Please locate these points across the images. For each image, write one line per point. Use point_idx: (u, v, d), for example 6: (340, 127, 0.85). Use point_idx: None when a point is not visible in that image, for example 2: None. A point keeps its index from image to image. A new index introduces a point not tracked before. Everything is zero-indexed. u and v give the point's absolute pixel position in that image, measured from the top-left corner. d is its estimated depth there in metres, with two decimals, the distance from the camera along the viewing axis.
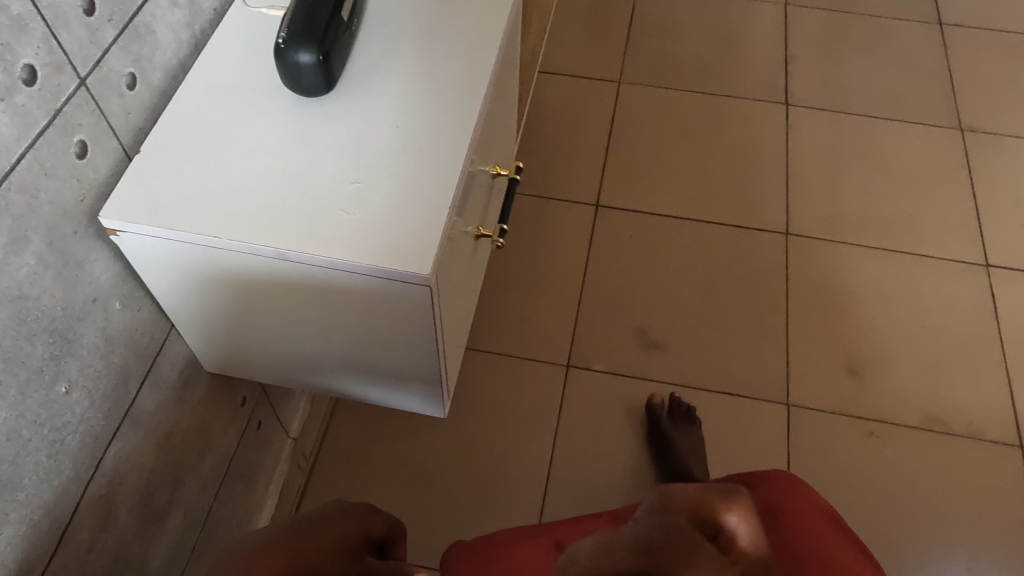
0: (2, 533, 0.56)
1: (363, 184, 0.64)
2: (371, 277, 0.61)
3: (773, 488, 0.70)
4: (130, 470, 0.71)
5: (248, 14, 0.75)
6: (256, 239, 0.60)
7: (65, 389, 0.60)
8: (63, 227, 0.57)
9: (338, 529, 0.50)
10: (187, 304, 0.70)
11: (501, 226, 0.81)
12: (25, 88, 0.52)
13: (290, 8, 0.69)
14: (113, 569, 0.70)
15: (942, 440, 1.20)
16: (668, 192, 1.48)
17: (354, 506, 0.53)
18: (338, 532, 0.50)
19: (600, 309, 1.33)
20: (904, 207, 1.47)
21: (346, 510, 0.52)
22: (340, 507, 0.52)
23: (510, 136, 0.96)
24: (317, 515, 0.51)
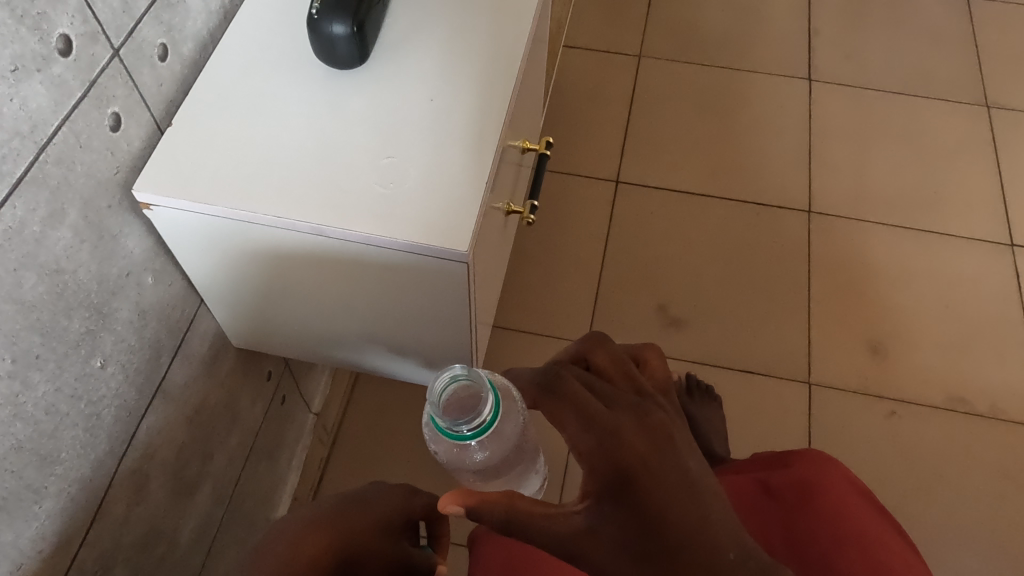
0: (42, 506, 0.56)
1: (398, 158, 0.63)
2: (408, 253, 0.60)
3: (806, 464, 0.70)
4: (162, 444, 0.71)
5: None
6: (291, 214, 0.59)
7: (100, 363, 0.60)
8: (98, 201, 0.57)
9: (381, 508, 0.50)
10: (219, 279, 0.70)
11: (532, 202, 0.80)
12: (61, 58, 0.51)
13: None
14: (146, 542, 0.71)
15: (965, 421, 1.20)
16: (689, 168, 1.47)
17: (397, 483, 0.52)
18: (381, 511, 0.49)
19: (621, 287, 1.32)
20: (928, 184, 1.45)
21: (389, 486, 0.52)
22: (381, 484, 0.51)
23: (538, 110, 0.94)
24: (360, 493, 0.51)
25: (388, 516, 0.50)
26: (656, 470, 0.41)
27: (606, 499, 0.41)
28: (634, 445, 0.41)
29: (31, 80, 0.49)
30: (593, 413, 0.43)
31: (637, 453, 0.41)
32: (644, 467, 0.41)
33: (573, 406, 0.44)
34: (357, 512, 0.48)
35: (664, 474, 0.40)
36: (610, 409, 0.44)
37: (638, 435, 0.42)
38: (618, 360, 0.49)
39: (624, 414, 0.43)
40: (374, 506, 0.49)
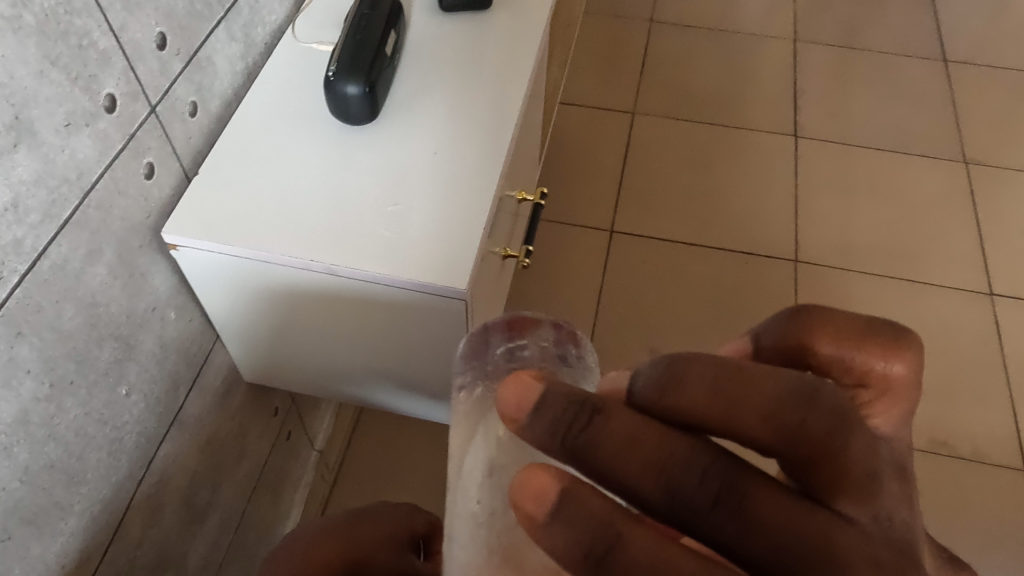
0: (67, 523, 0.60)
1: (404, 206, 0.69)
2: (412, 291, 0.66)
3: None
4: (175, 472, 0.75)
5: (298, 48, 0.81)
6: (306, 255, 0.65)
7: (125, 391, 0.65)
8: (131, 241, 0.63)
9: (386, 525, 0.53)
10: (235, 316, 0.75)
11: (527, 247, 0.86)
12: (106, 114, 0.57)
13: (338, 45, 0.75)
14: (157, 565, 0.74)
15: (948, 463, 1.23)
16: (681, 219, 1.53)
17: (405, 504, 0.57)
18: (386, 528, 0.53)
19: (615, 331, 1.37)
20: (911, 236, 1.51)
21: (398, 506, 0.57)
22: (390, 502, 0.56)
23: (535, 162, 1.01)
24: (372, 509, 0.56)
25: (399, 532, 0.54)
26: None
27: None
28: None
29: (80, 134, 0.55)
30: None
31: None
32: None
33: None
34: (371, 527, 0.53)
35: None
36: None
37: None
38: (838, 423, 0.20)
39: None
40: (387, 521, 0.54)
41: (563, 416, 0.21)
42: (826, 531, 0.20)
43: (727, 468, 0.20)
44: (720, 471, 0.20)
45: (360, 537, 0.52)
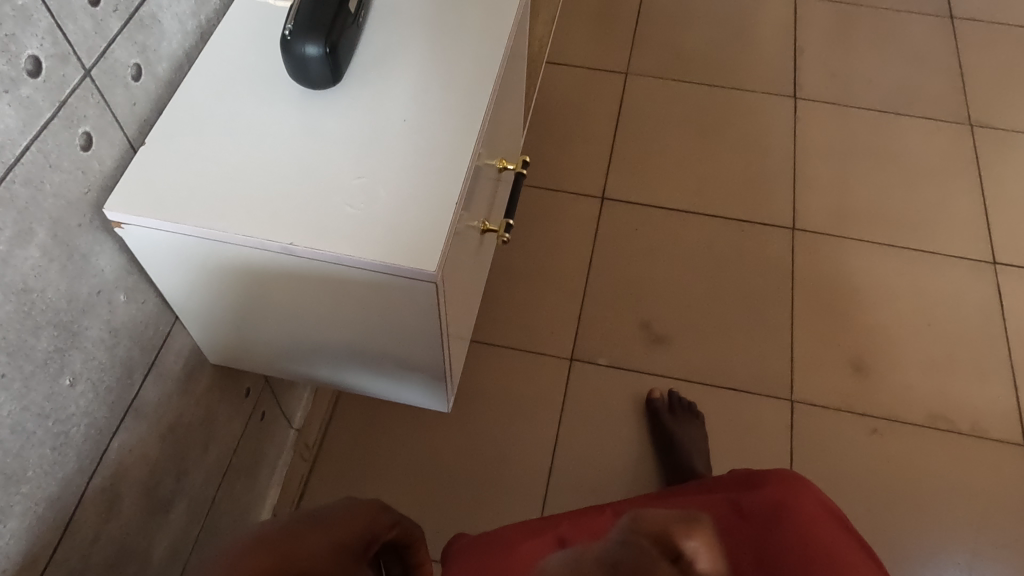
0: (7, 525, 0.56)
1: (368, 179, 0.63)
2: (378, 272, 0.61)
3: (779, 487, 0.74)
4: (134, 462, 0.71)
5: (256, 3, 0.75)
6: (261, 233, 0.60)
7: (69, 380, 0.60)
8: (68, 220, 0.57)
9: (340, 530, 0.50)
10: (193, 297, 0.70)
11: (507, 221, 0.80)
12: (30, 79, 0.52)
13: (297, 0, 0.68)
14: (117, 560, 0.71)
15: (945, 438, 1.20)
16: (674, 185, 1.48)
17: (366, 501, 0.54)
18: (340, 532, 0.50)
19: (604, 303, 1.33)
20: (911, 203, 1.46)
21: (357, 504, 0.54)
22: (352, 503, 0.53)
23: (518, 128, 0.95)
24: (329, 508, 0.52)
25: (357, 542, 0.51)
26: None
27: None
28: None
29: None
30: None
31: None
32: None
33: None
34: (330, 534, 0.49)
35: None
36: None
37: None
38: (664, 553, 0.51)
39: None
40: (346, 528, 0.51)
41: None
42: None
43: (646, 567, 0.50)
44: None
45: (320, 548, 0.48)
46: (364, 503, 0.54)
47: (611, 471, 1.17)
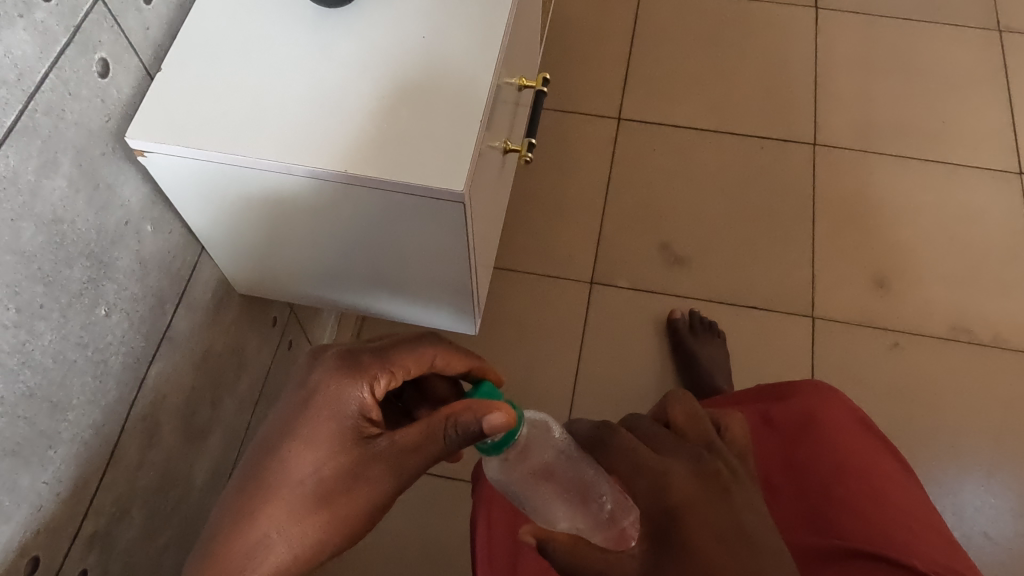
0: (58, 452, 0.57)
1: (389, 98, 0.62)
2: (405, 194, 0.60)
3: (809, 398, 0.76)
4: (171, 390, 0.73)
5: None
6: (284, 157, 0.59)
7: (105, 311, 0.61)
8: (91, 149, 0.57)
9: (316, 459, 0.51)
10: (218, 226, 0.70)
11: (530, 140, 0.79)
12: (43, 3, 0.50)
13: None
14: (162, 485, 0.73)
15: (967, 349, 1.20)
16: (693, 103, 1.44)
17: (320, 391, 0.52)
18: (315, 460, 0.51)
19: (623, 226, 1.32)
20: (936, 114, 1.42)
21: (313, 397, 0.52)
22: (311, 410, 0.51)
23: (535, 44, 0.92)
24: (289, 427, 0.51)
25: (354, 452, 0.51)
26: (701, 510, 0.44)
27: (661, 560, 0.43)
28: (706, 554, 0.42)
29: (14, 28, 0.48)
30: (727, 489, 0.45)
31: (686, 495, 0.44)
32: (691, 514, 0.44)
33: (631, 463, 0.46)
34: (311, 470, 0.50)
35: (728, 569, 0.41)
36: (659, 456, 0.47)
37: (689, 484, 0.45)
38: (695, 413, 0.50)
39: (676, 459, 0.46)
40: (325, 457, 0.50)
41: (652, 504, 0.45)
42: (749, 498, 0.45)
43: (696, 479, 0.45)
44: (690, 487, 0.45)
45: (312, 497, 0.50)
46: (326, 383, 0.52)
47: (633, 390, 1.19)
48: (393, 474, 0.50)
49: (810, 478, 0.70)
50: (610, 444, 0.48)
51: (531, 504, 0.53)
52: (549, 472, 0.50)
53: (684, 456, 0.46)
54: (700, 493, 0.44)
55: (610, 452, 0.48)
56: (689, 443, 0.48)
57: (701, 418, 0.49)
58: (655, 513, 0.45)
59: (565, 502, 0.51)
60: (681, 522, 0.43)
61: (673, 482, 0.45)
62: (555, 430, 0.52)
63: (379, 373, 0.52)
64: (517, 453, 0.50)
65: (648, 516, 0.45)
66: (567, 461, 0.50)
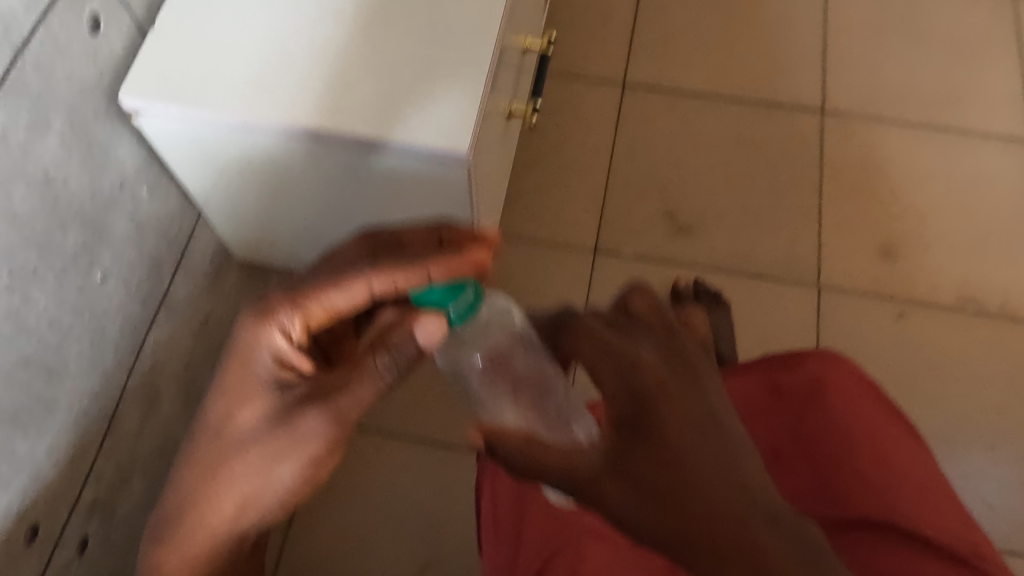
0: (56, 418, 0.56)
1: (390, 56, 0.61)
2: (408, 157, 0.60)
3: (819, 364, 0.74)
4: (169, 357, 0.71)
5: None
6: (285, 118, 0.59)
7: (101, 276, 0.60)
8: (83, 109, 0.55)
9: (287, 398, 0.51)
10: (216, 190, 0.69)
11: (536, 102, 0.77)
12: None
13: None
14: (162, 452, 0.72)
15: (973, 319, 1.19)
16: (698, 68, 1.41)
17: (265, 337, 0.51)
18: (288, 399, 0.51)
19: (627, 194, 1.30)
20: (947, 80, 1.39)
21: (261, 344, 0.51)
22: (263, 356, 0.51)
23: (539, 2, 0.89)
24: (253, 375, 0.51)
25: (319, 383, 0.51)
26: (673, 395, 0.42)
27: (631, 449, 0.41)
28: (677, 436, 0.41)
29: None
30: (693, 375, 0.44)
31: (657, 380, 0.43)
32: (661, 394, 0.42)
33: (597, 348, 0.46)
34: (272, 404, 0.51)
35: (705, 461, 0.40)
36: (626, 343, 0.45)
37: (657, 365, 0.44)
38: (658, 305, 0.49)
39: (642, 344, 0.46)
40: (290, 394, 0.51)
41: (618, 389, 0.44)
42: (716, 389, 0.45)
43: (663, 365, 0.44)
44: (659, 371, 0.44)
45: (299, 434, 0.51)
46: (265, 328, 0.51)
47: None
48: (360, 401, 0.50)
49: (822, 447, 0.70)
50: (577, 329, 0.46)
51: (482, 396, 0.56)
52: (507, 358, 0.54)
53: (647, 343, 0.46)
54: (670, 376, 0.43)
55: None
56: (656, 331, 0.47)
57: (664, 308, 0.48)
58: (623, 400, 0.43)
59: (516, 395, 0.54)
60: (654, 408, 0.42)
61: (644, 367, 0.44)
62: (513, 316, 0.55)
63: (312, 306, 0.50)
64: (482, 332, 0.53)
65: (614, 401, 0.44)
66: (528, 354, 0.54)
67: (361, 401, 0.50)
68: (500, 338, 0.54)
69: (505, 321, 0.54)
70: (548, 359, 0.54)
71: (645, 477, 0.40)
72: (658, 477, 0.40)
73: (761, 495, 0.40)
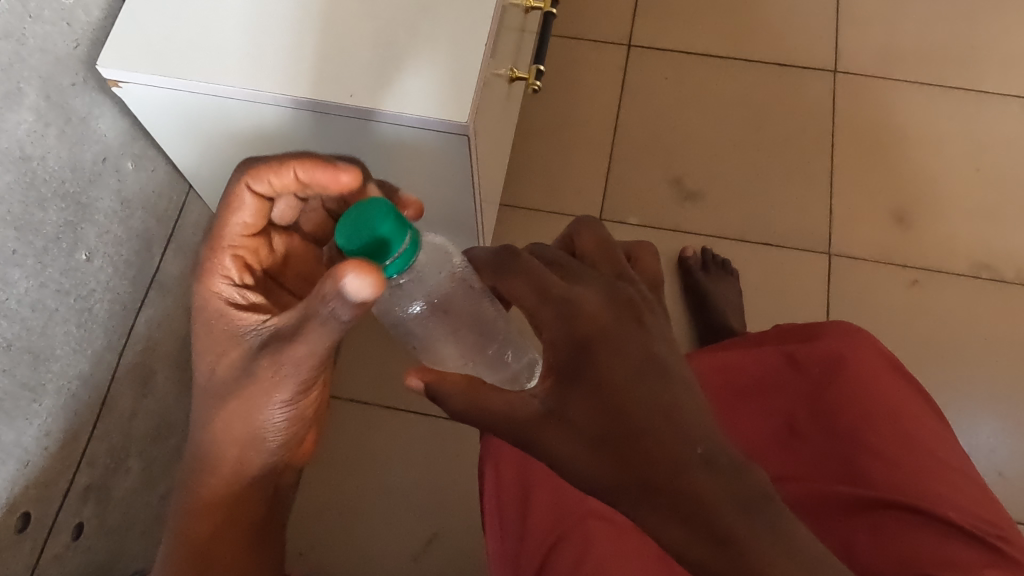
0: (43, 404, 0.54)
1: (383, 20, 0.58)
2: (402, 127, 0.57)
3: (837, 338, 0.73)
4: (163, 336, 0.69)
5: None
6: (272, 86, 0.55)
7: (86, 256, 0.57)
8: (58, 79, 0.53)
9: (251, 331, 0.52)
10: (205, 162, 0.66)
11: (538, 67, 0.73)
12: None
13: None
14: (158, 433, 0.70)
15: (988, 287, 1.17)
16: (707, 27, 1.36)
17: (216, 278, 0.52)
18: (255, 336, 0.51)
19: (633, 160, 1.27)
20: (964, 37, 1.34)
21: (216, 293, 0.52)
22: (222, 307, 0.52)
23: None
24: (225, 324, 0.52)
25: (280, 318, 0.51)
26: (613, 338, 0.43)
27: (570, 391, 0.42)
28: (616, 384, 0.42)
29: None
30: (636, 317, 0.44)
31: (598, 323, 0.43)
32: (602, 341, 0.43)
33: (539, 291, 0.45)
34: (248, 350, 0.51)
35: (643, 406, 0.41)
36: (567, 284, 0.45)
37: (599, 309, 0.44)
38: (602, 244, 0.49)
39: (587, 287, 0.45)
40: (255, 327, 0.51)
41: (559, 335, 0.43)
42: (662, 333, 0.45)
43: (609, 311, 0.44)
44: (603, 317, 0.43)
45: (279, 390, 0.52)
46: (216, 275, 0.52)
47: None
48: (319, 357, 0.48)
49: (840, 422, 0.68)
50: (516, 268, 0.46)
51: (417, 335, 0.54)
52: (448, 304, 0.51)
53: (591, 283, 0.45)
54: (613, 321, 0.43)
55: (515, 278, 0.45)
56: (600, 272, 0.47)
57: (608, 247, 0.49)
58: (564, 347, 0.43)
59: (455, 336, 0.52)
60: (594, 353, 0.42)
61: (585, 309, 0.44)
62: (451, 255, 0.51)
63: (225, 244, 0.52)
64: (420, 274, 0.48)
65: (555, 348, 0.44)
66: (469, 295, 0.51)
67: (315, 345, 0.47)
68: (440, 282, 0.50)
69: (443, 264, 0.51)
70: (486, 295, 0.52)
71: (585, 426, 0.41)
72: (599, 414, 0.41)
73: (705, 441, 0.40)
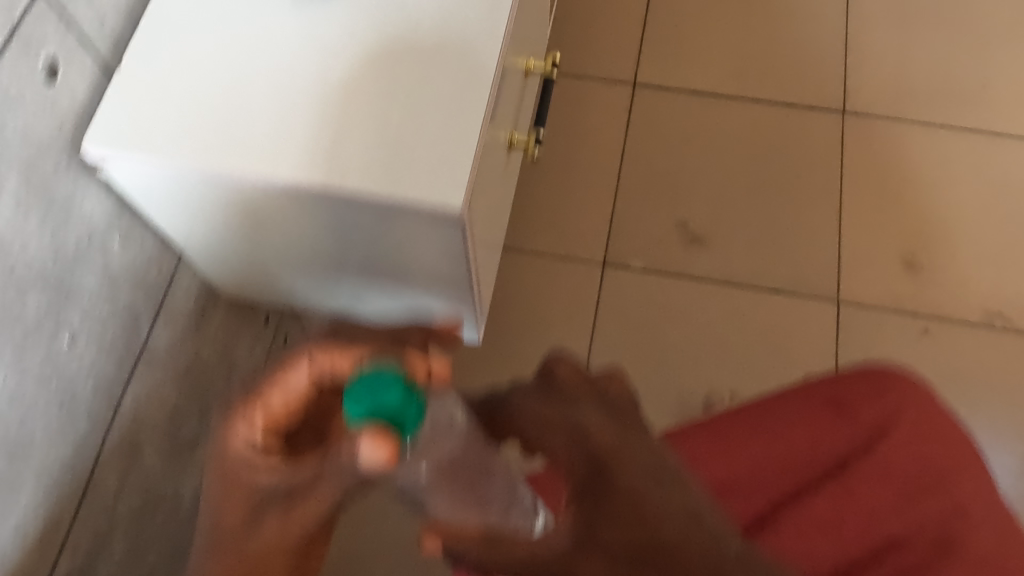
0: (22, 496, 0.53)
1: (378, 107, 0.60)
2: (398, 212, 0.58)
3: (882, 392, 0.72)
4: (150, 408, 0.67)
5: None
6: (270, 171, 0.57)
7: (69, 338, 0.56)
8: (41, 162, 0.54)
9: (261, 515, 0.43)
10: (203, 237, 0.67)
11: (537, 131, 0.71)
12: None
13: None
14: (145, 508, 0.68)
15: (1002, 337, 1.14)
16: (713, 65, 1.35)
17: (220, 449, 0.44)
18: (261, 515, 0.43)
19: (637, 202, 1.25)
20: (976, 77, 1.32)
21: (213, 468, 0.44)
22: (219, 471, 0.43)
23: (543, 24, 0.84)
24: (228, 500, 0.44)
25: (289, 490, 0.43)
26: (627, 456, 0.37)
27: (583, 535, 0.37)
28: (628, 508, 0.36)
29: None
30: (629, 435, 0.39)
31: (603, 439, 0.38)
32: (613, 464, 0.37)
33: (532, 424, 0.41)
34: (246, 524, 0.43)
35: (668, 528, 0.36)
36: (563, 411, 0.40)
37: (602, 431, 0.39)
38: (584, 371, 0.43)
39: (582, 407, 0.41)
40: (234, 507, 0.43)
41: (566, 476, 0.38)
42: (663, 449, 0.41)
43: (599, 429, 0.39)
44: (602, 438, 0.38)
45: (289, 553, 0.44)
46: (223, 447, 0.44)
47: (648, 378, 1.14)
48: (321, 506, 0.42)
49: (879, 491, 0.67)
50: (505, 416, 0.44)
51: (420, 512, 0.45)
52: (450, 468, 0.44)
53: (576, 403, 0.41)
54: (618, 437, 0.38)
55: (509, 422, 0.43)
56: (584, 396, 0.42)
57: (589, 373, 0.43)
58: (575, 470, 0.38)
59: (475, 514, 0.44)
60: (605, 478, 0.37)
61: (586, 430, 0.39)
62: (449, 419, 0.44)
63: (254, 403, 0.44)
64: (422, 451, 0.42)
65: (569, 475, 0.38)
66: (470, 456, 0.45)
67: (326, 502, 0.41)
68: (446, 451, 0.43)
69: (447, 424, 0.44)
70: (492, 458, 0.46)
71: (612, 547, 0.36)
72: (630, 546, 0.35)
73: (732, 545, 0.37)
